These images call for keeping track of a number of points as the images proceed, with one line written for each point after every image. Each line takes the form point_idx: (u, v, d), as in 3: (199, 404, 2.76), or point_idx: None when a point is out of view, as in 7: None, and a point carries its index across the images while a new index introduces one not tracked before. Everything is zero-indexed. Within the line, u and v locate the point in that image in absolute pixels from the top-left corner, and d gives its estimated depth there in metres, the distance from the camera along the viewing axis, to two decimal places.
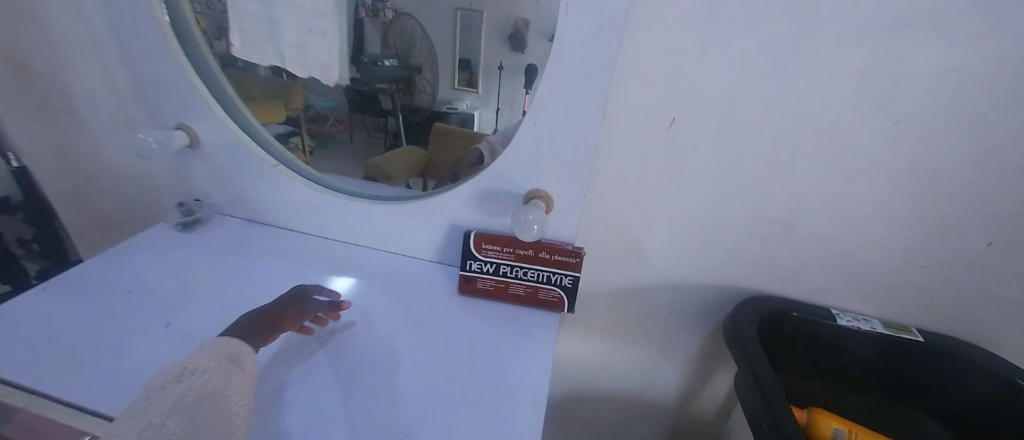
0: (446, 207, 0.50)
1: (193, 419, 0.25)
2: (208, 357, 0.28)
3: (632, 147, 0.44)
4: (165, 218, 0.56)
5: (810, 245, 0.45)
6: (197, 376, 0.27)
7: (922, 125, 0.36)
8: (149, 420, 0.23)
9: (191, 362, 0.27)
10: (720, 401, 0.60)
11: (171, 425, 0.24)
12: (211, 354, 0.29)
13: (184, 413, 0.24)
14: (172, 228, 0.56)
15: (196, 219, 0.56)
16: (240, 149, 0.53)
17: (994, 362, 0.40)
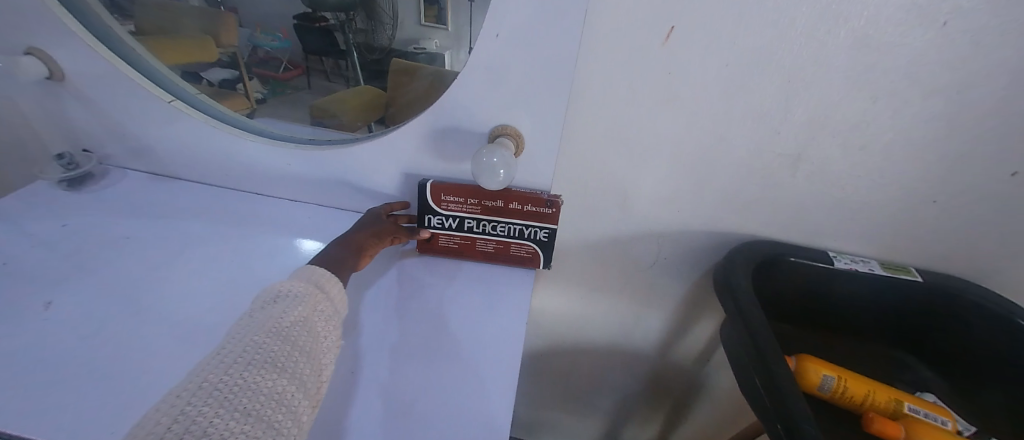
0: (393, 150, 0.41)
1: (292, 341, 0.25)
2: (299, 284, 0.29)
3: (617, 66, 0.35)
4: (43, 175, 0.45)
5: (815, 181, 0.39)
6: (289, 302, 0.27)
7: (974, 26, 0.29)
8: (252, 337, 0.24)
9: (284, 291, 0.28)
10: (701, 348, 0.58)
11: (261, 349, 0.24)
12: (302, 281, 0.29)
13: (272, 341, 0.24)
14: (55, 186, 0.45)
15: (84, 173, 0.46)
16: (120, 81, 0.41)
17: (994, 300, 0.37)
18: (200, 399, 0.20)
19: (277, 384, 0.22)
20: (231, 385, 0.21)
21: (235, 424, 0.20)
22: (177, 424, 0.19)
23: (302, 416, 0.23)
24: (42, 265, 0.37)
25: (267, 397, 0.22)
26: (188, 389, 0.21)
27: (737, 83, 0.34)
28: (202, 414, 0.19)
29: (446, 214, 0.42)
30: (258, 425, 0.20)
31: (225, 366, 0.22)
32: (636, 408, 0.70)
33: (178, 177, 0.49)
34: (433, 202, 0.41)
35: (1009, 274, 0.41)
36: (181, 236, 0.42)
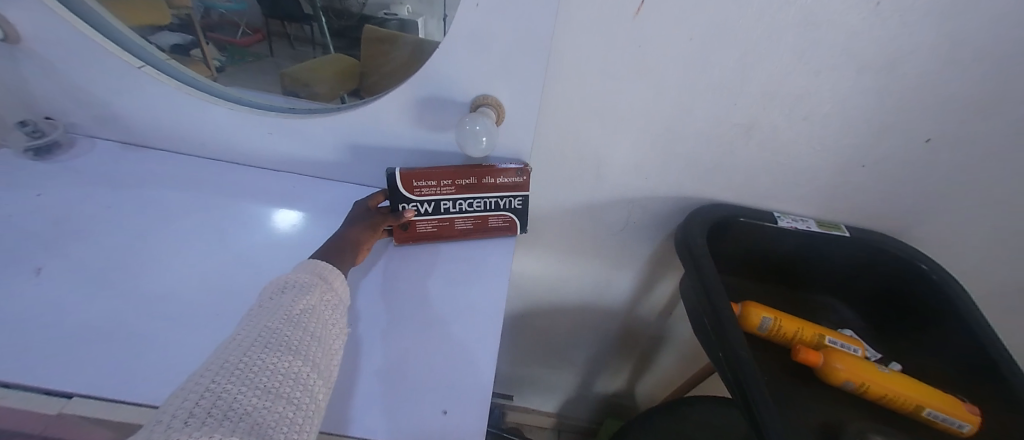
0: (378, 121, 0.42)
1: (305, 326, 0.27)
2: (305, 275, 0.31)
3: (591, 39, 0.37)
4: (7, 143, 0.44)
5: (765, 149, 0.44)
6: (298, 291, 0.29)
7: (898, 9, 0.33)
8: (266, 323, 0.26)
9: (293, 282, 0.30)
10: (666, 304, 0.64)
11: (275, 333, 0.25)
12: (307, 272, 0.31)
13: (286, 325, 0.26)
14: (21, 156, 0.44)
15: (49, 143, 0.44)
16: (84, 44, 0.40)
17: (904, 250, 0.44)
18: (224, 375, 0.22)
19: (293, 364, 0.24)
20: (252, 363, 0.23)
21: (259, 398, 0.22)
22: (203, 399, 0.20)
23: (318, 391, 0.25)
24: (27, 234, 0.37)
25: (286, 374, 0.24)
26: (210, 368, 0.22)
27: (698, 56, 0.37)
28: (227, 390, 0.21)
29: (419, 199, 0.42)
30: (280, 399, 0.22)
31: (244, 347, 0.24)
32: (607, 360, 0.77)
33: (154, 148, 0.49)
34: (404, 189, 0.40)
35: (923, 229, 0.48)
36: (166, 206, 0.43)
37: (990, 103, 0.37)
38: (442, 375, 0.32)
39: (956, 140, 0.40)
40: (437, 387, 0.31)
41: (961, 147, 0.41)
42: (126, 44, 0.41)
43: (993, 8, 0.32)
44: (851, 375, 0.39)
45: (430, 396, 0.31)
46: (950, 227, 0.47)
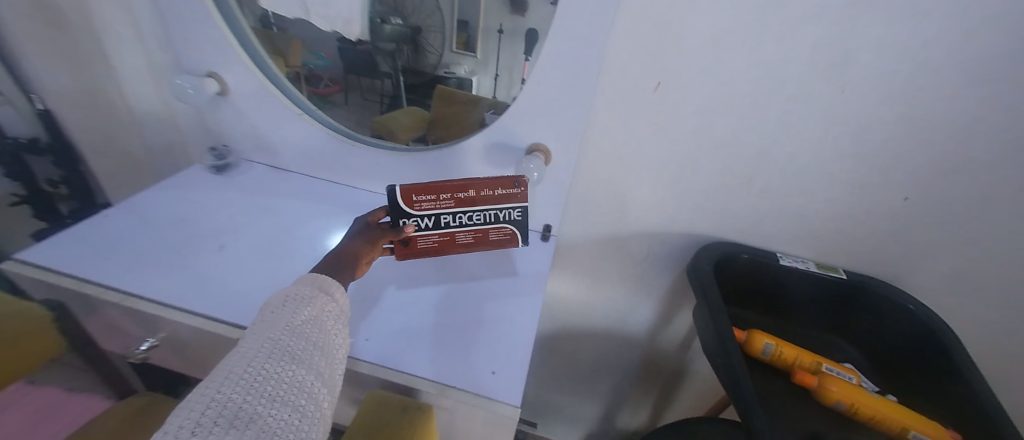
0: (457, 158, 0.57)
1: (305, 336, 0.32)
2: (305, 288, 0.36)
3: (620, 108, 0.50)
4: (200, 161, 0.63)
5: (764, 197, 0.53)
6: (301, 303, 0.34)
7: (862, 98, 0.43)
8: (270, 337, 0.30)
9: (295, 295, 0.35)
10: (684, 336, 0.70)
11: (277, 345, 0.30)
12: (310, 286, 0.36)
13: (286, 337, 0.31)
14: (207, 171, 0.62)
15: (227, 163, 0.63)
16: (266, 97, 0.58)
17: (895, 292, 0.50)
18: (233, 383, 0.26)
19: (294, 372, 0.28)
20: (257, 373, 0.27)
21: (266, 400, 0.26)
22: (214, 406, 0.24)
23: (318, 391, 0.29)
24: (213, 221, 0.53)
25: (289, 378, 0.28)
26: (221, 378, 0.26)
27: (704, 124, 0.49)
28: (237, 395, 0.25)
29: (418, 212, 0.46)
30: (282, 403, 0.26)
31: (251, 357, 0.28)
32: (629, 391, 0.81)
33: (289, 170, 0.65)
34: (405, 205, 0.44)
35: (919, 277, 0.54)
36: (297, 211, 0.58)
37: (955, 172, 0.45)
38: (488, 343, 0.41)
39: (931, 200, 0.48)
40: (484, 350, 0.41)
41: (937, 206, 0.48)
42: (289, 97, 0.58)
43: (938, 100, 0.42)
44: (842, 396, 0.44)
45: (478, 356, 0.40)
46: (942, 278, 0.53)
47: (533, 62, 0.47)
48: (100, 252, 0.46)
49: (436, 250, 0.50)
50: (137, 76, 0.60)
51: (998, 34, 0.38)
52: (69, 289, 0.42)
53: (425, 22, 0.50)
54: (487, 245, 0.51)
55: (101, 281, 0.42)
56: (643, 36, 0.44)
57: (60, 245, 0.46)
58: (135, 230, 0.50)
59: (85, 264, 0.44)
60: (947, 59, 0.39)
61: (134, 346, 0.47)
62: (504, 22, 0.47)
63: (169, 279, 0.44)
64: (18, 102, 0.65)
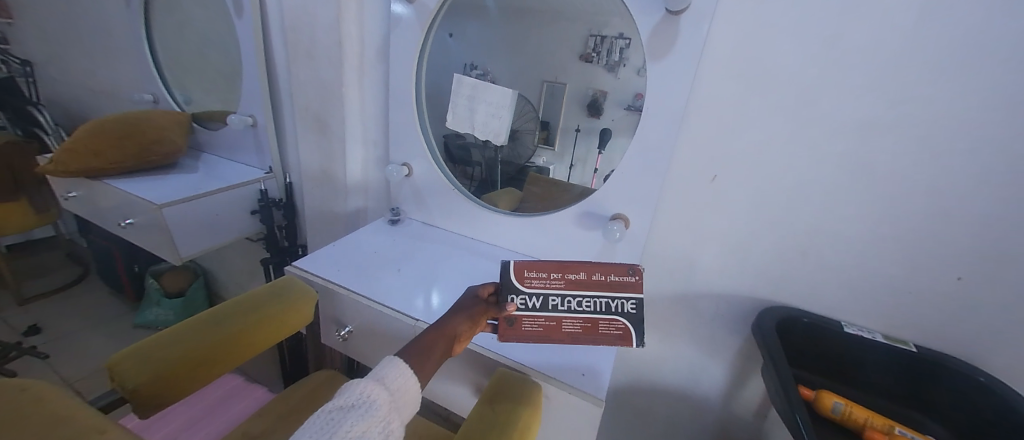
0: (556, 222, 0.78)
1: None
2: (377, 388, 0.36)
3: (687, 190, 0.67)
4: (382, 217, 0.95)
5: (820, 269, 0.62)
6: (368, 412, 0.34)
7: (890, 190, 0.54)
8: None
9: (362, 397, 0.35)
10: (759, 404, 0.73)
11: None
12: (379, 385, 0.37)
13: None
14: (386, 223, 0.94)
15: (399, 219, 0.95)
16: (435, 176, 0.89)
17: (965, 366, 0.53)
18: None
19: None
20: None
21: None
22: None
23: None
24: (392, 253, 0.81)
25: None
26: None
27: (756, 205, 0.63)
28: None
29: (528, 290, 0.56)
30: None
31: None
32: None
33: (434, 225, 0.94)
34: (518, 281, 0.56)
35: (1002, 358, 0.55)
36: (440, 253, 0.82)
37: (1003, 255, 0.51)
38: (581, 356, 0.57)
39: (988, 280, 0.53)
40: (579, 359, 0.56)
41: (996, 286, 0.53)
42: (446, 176, 0.89)
43: (962, 193, 0.51)
44: None
45: (576, 362, 0.56)
46: None
47: (607, 154, 0.70)
48: (332, 266, 0.74)
49: (539, 337, 0.55)
50: (354, 163, 0.95)
51: (999, 144, 0.48)
52: (318, 286, 0.69)
53: (522, 127, 0.81)
54: (595, 339, 0.54)
55: (337, 282, 0.69)
56: (698, 142, 0.64)
57: (311, 260, 0.75)
58: (349, 256, 0.78)
59: (327, 271, 0.72)
60: (957, 163, 0.50)
61: (339, 327, 0.72)
62: (580, 123, 0.72)
63: (372, 283, 0.70)
64: (279, 176, 1.06)
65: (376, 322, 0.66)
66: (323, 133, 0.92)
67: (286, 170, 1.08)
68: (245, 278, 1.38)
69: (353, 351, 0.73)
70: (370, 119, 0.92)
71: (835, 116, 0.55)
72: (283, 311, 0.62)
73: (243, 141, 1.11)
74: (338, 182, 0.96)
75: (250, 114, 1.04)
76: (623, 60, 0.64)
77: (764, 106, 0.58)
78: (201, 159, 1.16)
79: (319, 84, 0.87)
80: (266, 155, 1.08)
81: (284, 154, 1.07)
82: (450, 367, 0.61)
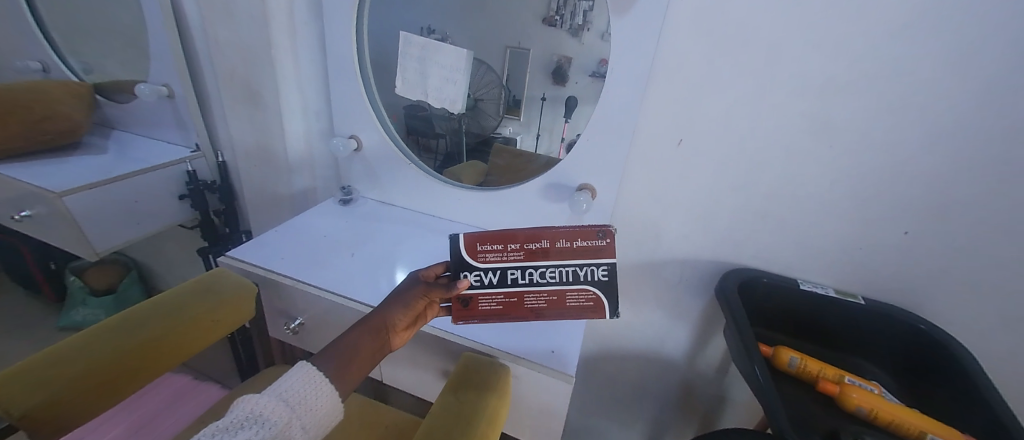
0: (520, 194, 0.75)
1: None
2: (269, 402, 0.34)
3: (653, 156, 0.65)
4: (332, 196, 0.87)
5: (779, 230, 0.63)
6: (257, 427, 0.32)
7: (848, 149, 0.55)
8: None
9: (249, 413, 0.33)
10: (721, 361, 0.76)
11: None
12: (275, 398, 0.34)
13: None
14: (337, 203, 0.87)
15: (352, 198, 0.88)
16: (387, 149, 0.82)
17: (908, 314, 0.56)
18: None
19: None
20: None
21: None
22: None
23: None
24: (345, 236, 0.74)
25: None
26: None
27: (721, 169, 0.62)
28: None
29: (482, 265, 0.50)
30: None
31: None
32: (671, 416, 0.87)
33: (391, 203, 0.88)
34: (471, 257, 0.50)
35: (938, 304, 0.59)
36: (398, 233, 0.77)
37: (946, 209, 0.53)
38: (552, 336, 0.54)
39: (931, 233, 0.55)
40: (548, 339, 0.54)
41: (938, 239, 0.55)
42: (401, 150, 0.82)
43: (916, 149, 0.52)
44: (864, 401, 0.50)
45: (544, 341, 0.53)
46: (962, 306, 0.58)
47: (572, 123, 0.66)
48: (275, 253, 0.67)
49: (500, 314, 0.52)
50: (295, 138, 0.85)
51: (952, 103, 0.48)
52: (261, 276, 0.63)
53: (484, 96, 0.75)
54: (563, 311, 0.51)
55: (282, 272, 0.62)
56: (664, 106, 0.61)
57: (252, 248, 0.68)
58: (295, 241, 0.71)
59: (272, 261, 0.65)
60: (912, 120, 0.51)
61: (290, 319, 0.66)
62: (545, 91, 0.68)
63: (322, 270, 0.64)
64: (209, 155, 0.95)
65: (330, 312, 0.61)
66: (254, 104, 0.81)
67: (218, 148, 0.96)
68: (185, 269, 1.26)
69: (307, 343, 0.68)
70: (309, 88, 0.82)
71: (800, 77, 0.53)
72: (217, 307, 0.59)
73: (162, 116, 0.97)
74: (279, 160, 0.86)
75: (165, 84, 0.91)
76: (587, 23, 0.59)
77: (732, 64, 0.55)
78: (113, 138, 1.01)
79: (242, 47, 0.75)
80: (191, 131, 0.95)
81: (213, 130, 0.95)
82: (414, 353, 0.58)
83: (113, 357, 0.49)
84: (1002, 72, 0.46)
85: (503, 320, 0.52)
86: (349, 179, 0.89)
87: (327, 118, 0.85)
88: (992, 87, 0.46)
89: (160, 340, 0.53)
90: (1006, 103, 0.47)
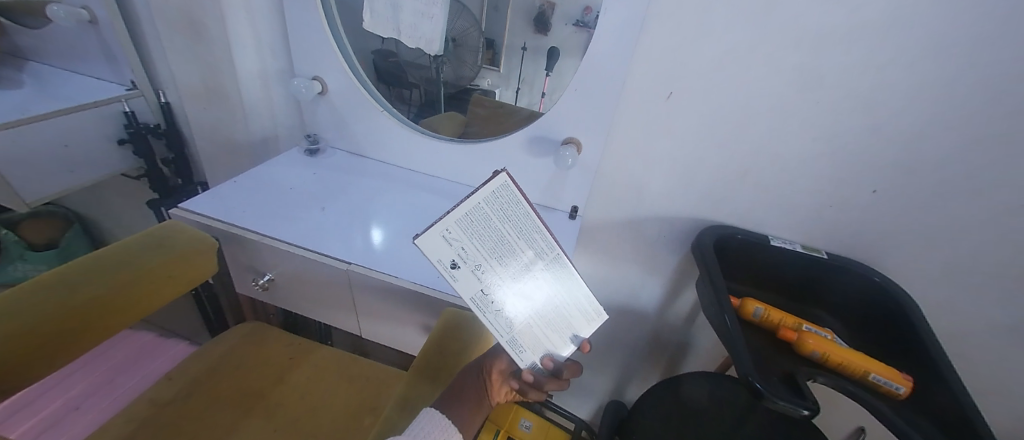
0: (502, 148, 0.72)
1: None
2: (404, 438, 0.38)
3: (640, 111, 0.62)
4: (297, 145, 0.81)
5: (756, 188, 0.64)
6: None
7: (835, 107, 0.54)
8: None
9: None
10: (689, 312, 0.81)
11: None
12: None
13: None
14: (302, 153, 0.80)
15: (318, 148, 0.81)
16: (355, 93, 0.75)
17: (864, 268, 0.60)
18: None
19: None
20: None
21: None
22: None
23: None
24: (313, 188, 0.70)
25: None
26: None
27: (708, 125, 0.60)
28: None
29: None
30: None
31: None
32: (640, 362, 0.93)
33: (363, 155, 0.82)
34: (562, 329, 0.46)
35: (892, 259, 0.63)
36: (372, 187, 0.73)
37: (915, 170, 0.55)
38: None
39: (896, 193, 0.58)
40: None
41: (901, 199, 0.58)
42: (372, 96, 0.75)
43: (897, 108, 0.52)
44: (817, 346, 0.53)
45: None
46: (912, 262, 0.63)
47: (553, 76, 0.64)
48: (235, 205, 0.62)
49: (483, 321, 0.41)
50: (250, 78, 0.76)
51: (938, 62, 0.48)
52: (222, 231, 0.59)
53: (463, 41, 0.70)
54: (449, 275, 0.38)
55: (246, 227, 0.58)
56: (656, 54, 0.56)
57: (209, 200, 0.62)
58: (257, 193, 0.66)
59: (233, 213, 0.60)
60: (901, 78, 0.50)
61: (259, 276, 0.63)
62: (527, 40, 0.64)
63: (290, 225, 0.60)
64: (149, 95, 0.84)
65: (302, 268, 0.58)
66: (197, 35, 0.71)
67: (159, 87, 0.86)
68: (137, 223, 1.16)
69: (279, 299, 0.66)
70: (260, 19, 0.72)
71: (800, 29, 0.50)
72: (168, 264, 0.55)
73: (88, 47, 0.84)
74: (233, 102, 0.78)
75: (85, 6, 0.77)
76: None
77: (729, 9, 0.51)
78: (29, 71, 0.87)
79: None
80: (123, 65, 0.83)
81: (152, 66, 0.84)
82: (392, 309, 0.57)
83: (49, 321, 0.45)
84: (994, 29, 0.45)
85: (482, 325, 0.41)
86: (314, 127, 0.82)
87: (285, 56, 0.76)
88: (982, 44, 0.46)
89: (113, 299, 0.50)
90: (992, 61, 0.46)
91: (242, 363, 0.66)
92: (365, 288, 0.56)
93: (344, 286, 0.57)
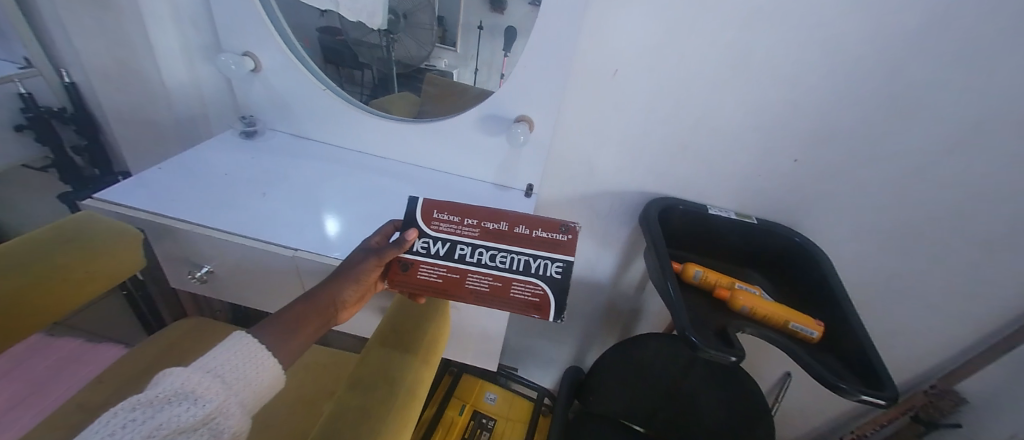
0: (453, 128, 0.71)
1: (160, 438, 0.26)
2: (204, 378, 0.30)
3: (588, 88, 0.63)
4: (231, 127, 0.75)
5: (696, 161, 0.68)
6: (189, 407, 0.28)
7: (762, 83, 0.58)
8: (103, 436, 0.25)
9: (180, 389, 0.29)
10: (640, 279, 0.86)
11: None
12: (209, 372, 0.31)
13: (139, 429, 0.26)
14: (238, 136, 0.75)
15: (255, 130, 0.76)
16: (294, 72, 0.70)
17: (786, 231, 0.67)
18: None
19: None
20: None
21: None
22: None
23: None
24: (253, 173, 0.66)
25: None
26: None
27: (652, 102, 0.63)
28: None
29: (434, 233, 0.49)
30: None
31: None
32: (597, 331, 0.98)
33: (307, 138, 0.78)
34: (426, 220, 0.49)
35: (811, 221, 0.71)
36: (318, 171, 0.70)
37: (829, 141, 0.61)
38: None
39: (813, 162, 0.64)
40: None
41: (817, 166, 0.64)
42: (314, 75, 0.71)
43: (814, 84, 0.57)
44: (747, 302, 0.58)
45: None
46: (828, 223, 0.70)
47: (511, 58, 0.62)
48: (163, 194, 0.58)
49: (437, 288, 0.49)
50: (169, 55, 0.69)
51: (847, 40, 0.53)
52: (149, 223, 0.54)
53: (417, 19, 0.67)
54: (503, 301, 0.48)
55: (178, 218, 0.54)
56: (601, 31, 0.57)
57: (133, 189, 0.57)
58: (189, 180, 0.61)
59: (162, 203, 0.56)
60: (817, 56, 0.55)
61: (196, 269, 0.59)
62: (483, 19, 0.62)
63: (229, 214, 0.56)
64: (49, 75, 0.74)
65: (246, 257, 0.55)
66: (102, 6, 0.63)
67: (60, 66, 0.76)
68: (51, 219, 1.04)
69: (222, 291, 0.62)
70: None
71: (731, 8, 0.53)
72: (83, 258, 0.50)
73: None
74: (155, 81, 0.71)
75: None
76: None
77: None
78: None
79: None
80: (14, 39, 0.72)
81: (48, 41, 0.74)
82: None
83: None
84: (892, 11, 0.50)
85: (438, 294, 0.49)
86: (248, 109, 0.76)
87: (210, 31, 0.69)
88: (882, 24, 0.51)
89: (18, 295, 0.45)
90: (891, 40, 0.52)
91: (185, 361, 0.62)
92: (315, 275, 0.54)
93: (293, 273, 0.55)
